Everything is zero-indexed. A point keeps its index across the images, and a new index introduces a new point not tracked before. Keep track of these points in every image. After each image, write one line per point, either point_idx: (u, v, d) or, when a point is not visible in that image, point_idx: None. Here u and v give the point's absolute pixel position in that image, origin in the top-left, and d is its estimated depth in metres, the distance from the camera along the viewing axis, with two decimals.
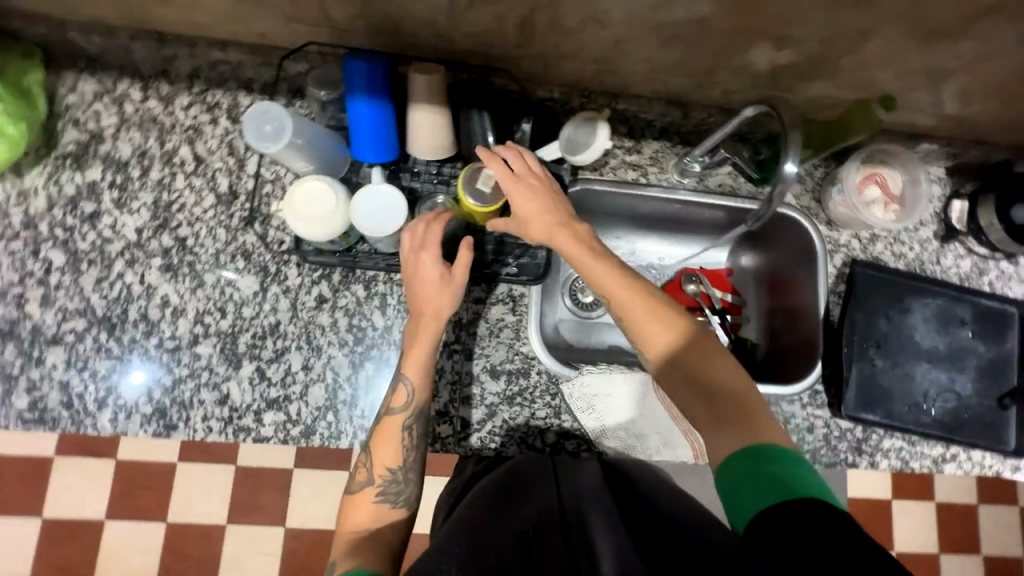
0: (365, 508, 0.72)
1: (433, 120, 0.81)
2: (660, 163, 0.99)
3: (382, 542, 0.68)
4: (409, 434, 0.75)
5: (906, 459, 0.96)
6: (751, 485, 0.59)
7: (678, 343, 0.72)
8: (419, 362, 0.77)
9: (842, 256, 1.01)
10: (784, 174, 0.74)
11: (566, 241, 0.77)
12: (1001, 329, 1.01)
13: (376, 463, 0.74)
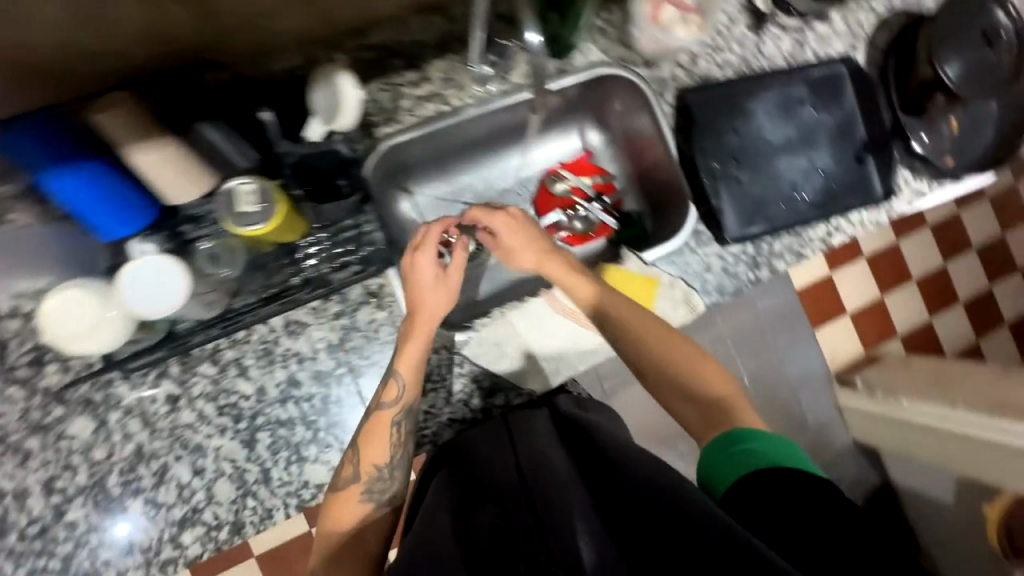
0: (351, 506, 0.71)
1: (160, 156, 0.64)
2: (455, 80, 0.88)
3: (359, 553, 0.68)
4: (399, 431, 0.73)
5: (798, 251, 1.00)
6: (731, 460, 0.61)
7: (662, 338, 0.78)
8: (412, 361, 0.74)
9: (671, 91, 0.97)
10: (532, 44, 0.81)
11: (555, 268, 0.81)
12: (839, 90, 1.01)
13: (363, 459, 0.72)
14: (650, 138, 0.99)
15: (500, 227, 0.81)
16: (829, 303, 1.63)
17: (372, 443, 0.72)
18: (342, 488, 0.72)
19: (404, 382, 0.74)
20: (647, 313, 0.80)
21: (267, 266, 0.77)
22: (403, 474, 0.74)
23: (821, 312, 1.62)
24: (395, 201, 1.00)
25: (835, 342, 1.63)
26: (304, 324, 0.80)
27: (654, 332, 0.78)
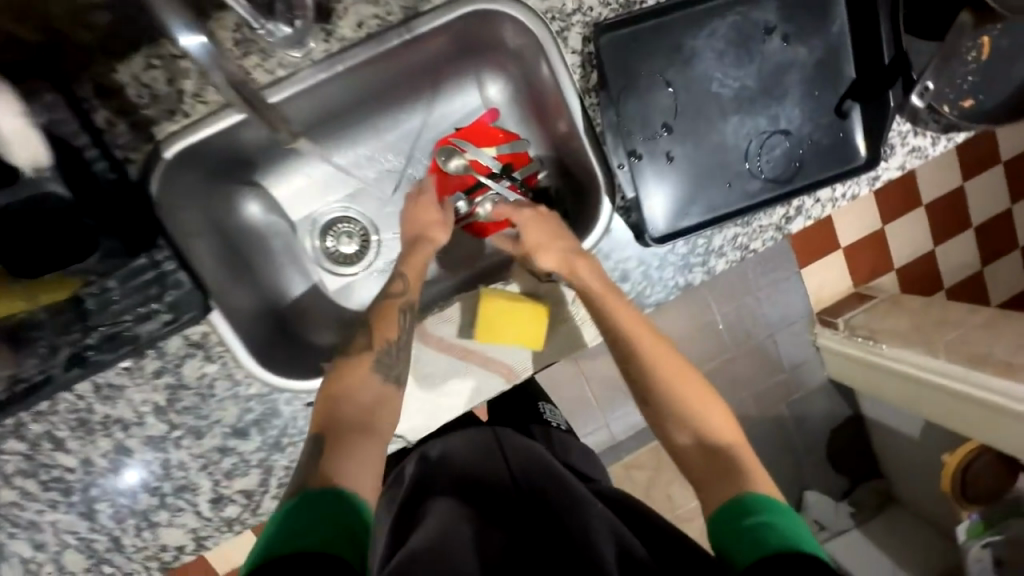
0: (360, 380, 0.66)
1: None
2: (255, 45, 0.62)
3: (342, 413, 0.63)
4: (392, 350, 0.68)
5: (746, 244, 0.79)
6: (739, 535, 0.54)
7: (666, 366, 0.70)
8: (419, 262, 0.73)
9: (579, 30, 0.69)
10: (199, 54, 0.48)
11: (574, 263, 0.70)
12: (823, 7, 0.72)
13: (376, 331, 0.69)
14: (553, 98, 0.74)
15: (532, 227, 0.73)
16: (821, 238, 1.33)
17: (354, 375, 0.66)
18: (349, 362, 0.68)
19: (408, 279, 0.72)
20: (662, 338, 0.72)
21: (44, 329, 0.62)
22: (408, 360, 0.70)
23: (812, 250, 1.32)
24: (239, 199, 0.76)
25: (821, 282, 1.35)
26: (120, 387, 0.67)
27: (660, 359, 0.71)
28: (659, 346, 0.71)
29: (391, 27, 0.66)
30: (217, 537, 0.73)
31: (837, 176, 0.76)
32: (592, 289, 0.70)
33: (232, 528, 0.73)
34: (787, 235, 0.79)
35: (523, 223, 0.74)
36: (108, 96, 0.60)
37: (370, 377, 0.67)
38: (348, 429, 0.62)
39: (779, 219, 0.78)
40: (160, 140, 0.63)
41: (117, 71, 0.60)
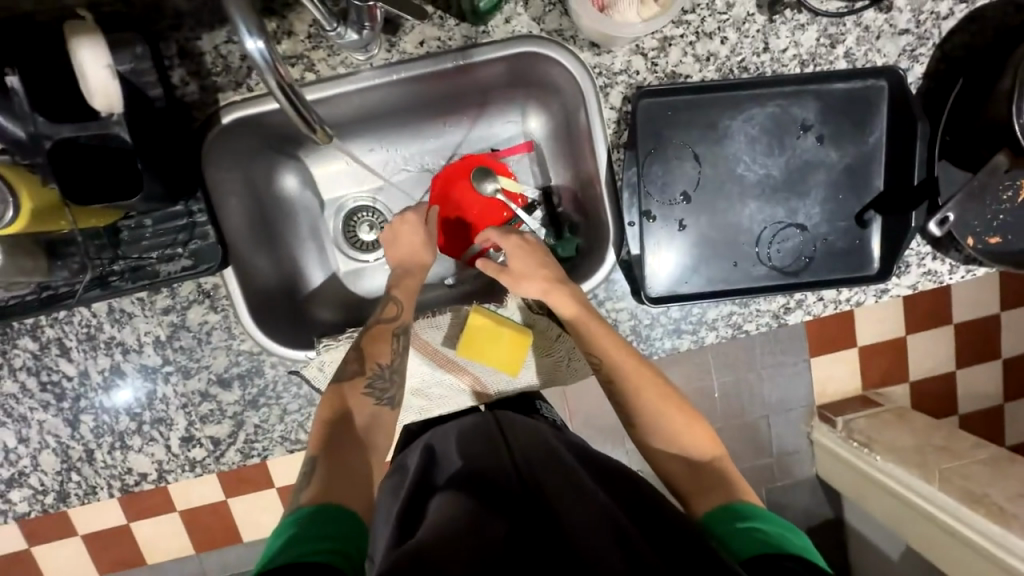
0: (356, 399, 0.69)
1: None
2: (325, 42, 0.68)
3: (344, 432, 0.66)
4: (402, 340, 0.73)
5: (740, 324, 0.79)
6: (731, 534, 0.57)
7: (648, 390, 0.70)
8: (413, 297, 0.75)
9: (621, 90, 0.72)
10: (256, 55, 0.47)
11: (558, 297, 0.71)
12: (865, 116, 0.73)
13: (367, 356, 0.71)
14: (586, 145, 0.77)
15: (522, 257, 0.75)
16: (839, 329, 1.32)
17: (350, 397, 0.68)
18: (348, 377, 0.70)
19: (402, 305, 0.74)
20: (642, 360, 0.72)
21: (81, 247, 0.68)
22: (400, 384, 0.73)
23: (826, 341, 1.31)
24: (278, 171, 0.82)
25: (830, 374, 1.32)
26: (129, 314, 0.73)
27: (641, 389, 0.70)
28: (643, 371, 0.71)
29: (450, 51, 0.71)
30: (178, 474, 0.77)
31: (842, 280, 0.77)
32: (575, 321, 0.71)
33: (194, 469, 0.78)
34: (783, 325, 0.80)
35: (510, 252, 0.76)
36: (185, 59, 0.67)
37: (367, 399, 0.69)
38: (342, 454, 0.64)
39: (779, 307, 0.79)
40: (222, 106, 0.69)
41: (201, 40, 0.66)
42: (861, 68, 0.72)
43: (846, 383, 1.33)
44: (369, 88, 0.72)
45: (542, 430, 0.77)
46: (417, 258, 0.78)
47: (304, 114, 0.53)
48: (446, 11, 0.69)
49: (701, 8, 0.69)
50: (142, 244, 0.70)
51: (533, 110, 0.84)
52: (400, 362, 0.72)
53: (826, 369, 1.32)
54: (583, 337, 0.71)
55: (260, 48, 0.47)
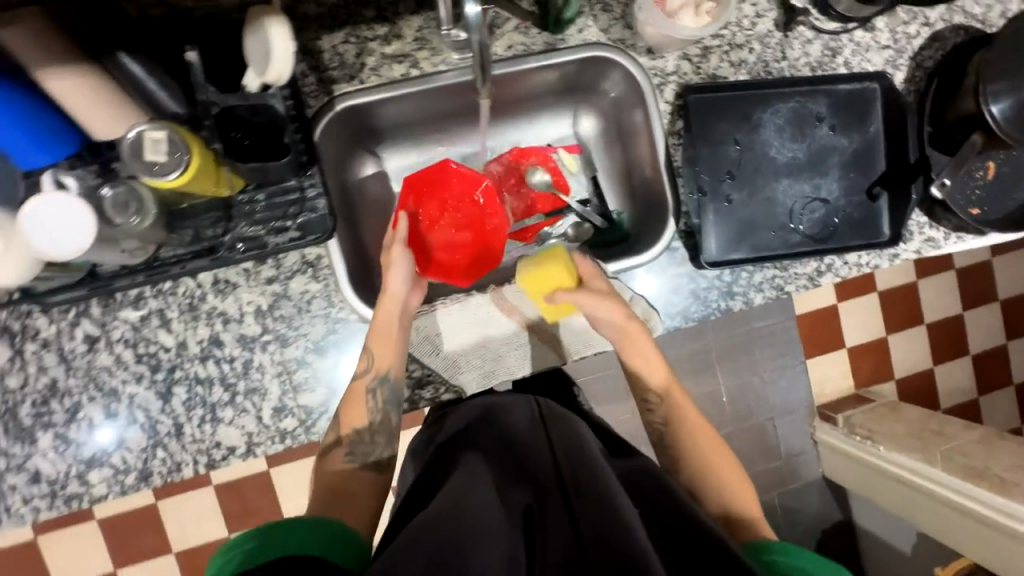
0: (335, 469, 0.72)
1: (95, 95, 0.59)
2: (428, 43, 0.80)
3: (335, 495, 0.69)
4: (375, 396, 0.75)
5: (782, 286, 0.91)
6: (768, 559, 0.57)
7: (697, 439, 0.79)
8: (387, 346, 0.75)
9: (672, 87, 0.87)
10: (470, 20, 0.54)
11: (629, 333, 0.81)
12: (865, 111, 0.90)
13: (344, 418, 0.75)
14: (643, 134, 0.90)
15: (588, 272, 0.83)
16: (827, 335, 1.61)
17: (329, 466, 0.72)
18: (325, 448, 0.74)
19: (374, 358, 0.75)
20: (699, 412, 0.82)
21: (197, 219, 0.73)
22: (385, 441, 0.75)
23: (819, 343, 1.61)
24: (360, 164, 0.91)
25: (822, 374, 1.61)
26: (233, 284, 0.77)
27: (694, 433, 0.80)
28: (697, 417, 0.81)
29: (532, 54, 0.84)
30: (267, 446, 0.78)
31: (862, 244, 0.90)
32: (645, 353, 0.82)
33: (283, 441, 0.79)
34: (817, 286, 0.92)
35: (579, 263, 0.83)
36: (307, 56, 0.77)
37: (348, 467, 0.72)
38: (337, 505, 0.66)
39: (812, 271, 0.92)
40: (336, 96, 0.78)
41: (322, 40, 0.77)
42: (858, 72, 0.90)
43: (837, 377, 1.62)
44: (455, 86, 0.83)
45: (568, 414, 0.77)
46: (386, 290, 0.77)
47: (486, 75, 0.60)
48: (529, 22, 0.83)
49: (732, 25, 0.86)
50: (254, 217, 0.74)
51: (587, 111, 0.97)
52: (380, 422, 0.75)
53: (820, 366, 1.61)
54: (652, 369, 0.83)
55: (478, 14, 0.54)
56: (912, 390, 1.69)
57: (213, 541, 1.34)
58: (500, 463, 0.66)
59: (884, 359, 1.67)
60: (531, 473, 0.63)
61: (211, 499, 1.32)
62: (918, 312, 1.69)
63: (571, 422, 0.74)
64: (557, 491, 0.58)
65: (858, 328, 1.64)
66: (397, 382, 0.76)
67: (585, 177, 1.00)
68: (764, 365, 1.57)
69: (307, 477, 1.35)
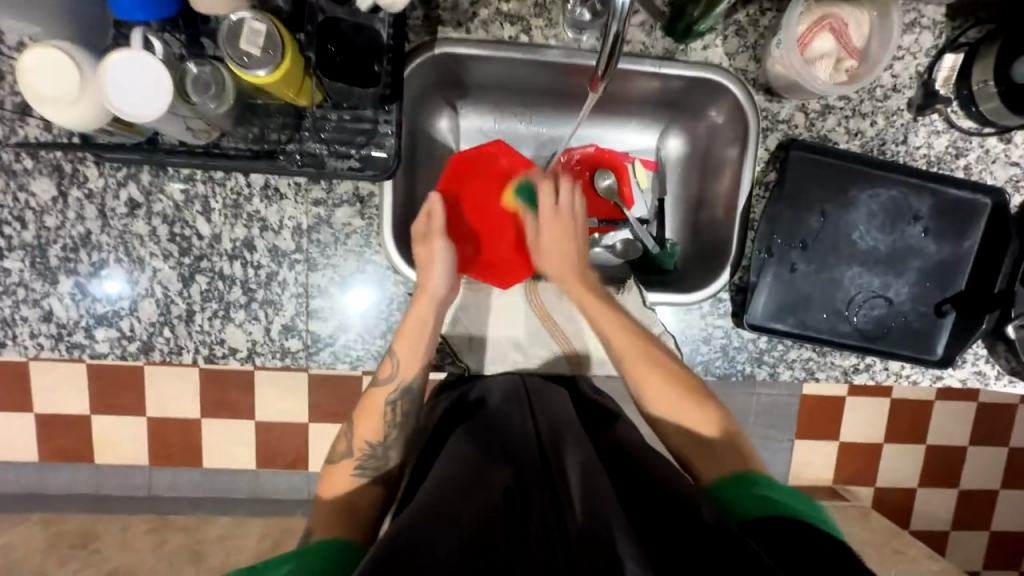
0: (343, 479, 0.71)
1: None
2: (547, 13, 0.76)
3: (344, 511, 0.66)
4: (392, 408, 0.74)
5: (812, 370, 0.87)
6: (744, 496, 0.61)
7: (676, 403, 0.73)
8: (417, 345, 0.75)
9: (778, 136, 0.81)
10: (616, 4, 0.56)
11: (574, 286, 0.79)
12: (967, 223, 0.84)
13: (358, 435, 0.73)
14: (728, 174, 0.85)
15: (552, 230, 0.80)
16: (826, 424, 1.58)
17: (338, 476, 0.71)
18: (335, 463, 0.73)
19: (400, 363, 0.74)
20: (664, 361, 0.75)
21: (267, 120, 0.71)
22: (398, 454, 0.73)
23: (814, 430, 1.57)
24: (435, 113, 0.86)
25: (806, 459, 1.59)
26: (281, 194, 0.75)
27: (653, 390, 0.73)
28: (663, 366, 0.74)
29: (648, 56, 0.79)
30: (267, 359, 0.78)
31: (910, 356, 0.85)
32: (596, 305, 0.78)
33: (283, 359, 0.79)
34: (848, 382, 0.88)
35: (541, 220, 0.80)
36: None
37: (357, 479, 0.71)
38: (339, 517, 0.65)
39: (849, 366, 0.88)
40: (438, 38, 0.75)
41: None
42: (975, 181, 0.83)
43: (820, 467, 1.60)
44: (557, 65, 0.78)
45: (561, 392, 0.78)
46: (426, 286, 0.75)
47: (609, 65, 0.62)
48: (656, 22, 0.78)
49: (863, 90, 0.80)
50: (320, 135, 0.72)
51: (679, 130, 0.92)
52: (394, 437, 0.73)
53: (808, 451, 1.59)
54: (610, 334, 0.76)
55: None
56: (889, 504, 1.66)
57: (185, 420, 1.38)
58: (482, 435, 0.64)
59: (873, 465, 1.63)
60: (512, 450, 0.61)
61: (194, 383, 1.36)
62: (925, 432, 1.63)
63: (556, 398, 0.74)
64: (542, 475, 0.56)
65: (859, 428, 1.60)
66: (419, 391, 0.76)
67: (652, 197, 0.94)
68: (752, 433, 1.55)
69: (287, 391, 1.38)
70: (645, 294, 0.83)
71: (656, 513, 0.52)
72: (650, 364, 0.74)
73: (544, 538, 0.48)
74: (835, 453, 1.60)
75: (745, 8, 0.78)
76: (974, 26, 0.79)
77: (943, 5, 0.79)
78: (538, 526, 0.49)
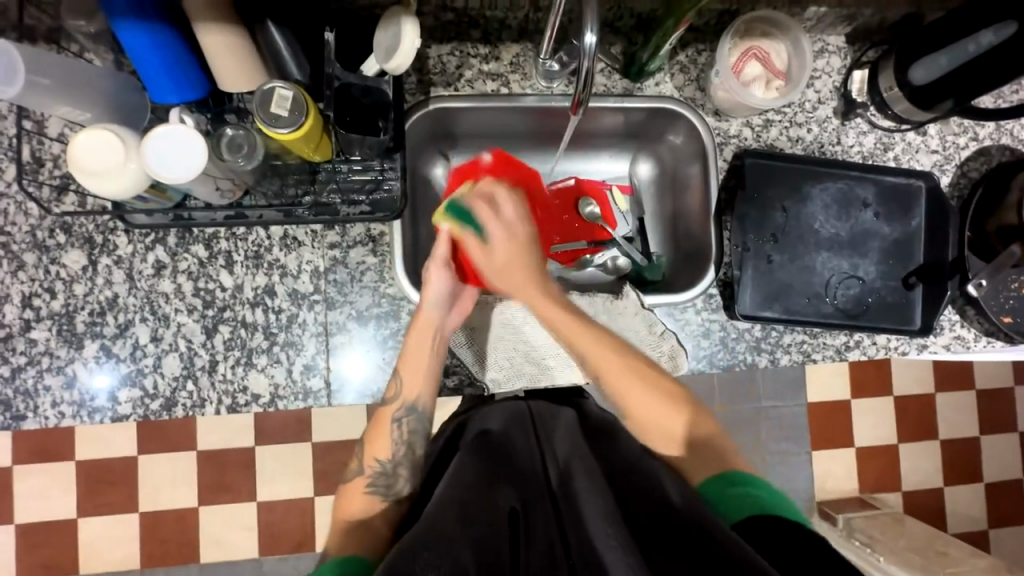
0: (358, 498, 0.72)
1: (227, 42, 0.68)
2: (522, 69, 0.89)
3: (361, 530, 0.67)
4: (399, 428, 0.77)
5: (809, 352, 0.93)
6: (721, 501, 0.64)
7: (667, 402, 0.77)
8: (415, 366, 0.78)
9: (732, 148, 0.94)
10: (586, 49, 0.64)
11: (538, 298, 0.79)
12: (910, 205, 0.95)
13: (368, 454, 0.77)
14: (697, 186, 0.96)
15: (507, 246, 0.80)
16: (837, 430, 1.59)
17: (354, 496, 0.73)
18: (350, 486, 0.75)
19: (403, 382, 0.78)
20: (655, 374, 0.78)
21: (284, 176, 0.79)
22: (407, 474, 0.75)
23: (827, 435, 1.58)
24: (431, 163, 0.97)
25: (827, 465, 1.58)
26: (299, 242, 0.82)
27: (639, 396, 0.76)
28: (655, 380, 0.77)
29: (611, 94, 0.92)
30: (290, 401, 0.80)
31: (893, 328, 0.92)
32: (569, 322, 0.77)
33: (306, 399, 0.81)
34: (843, 360, 0.93)
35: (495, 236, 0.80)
36: (415, 59, 0.86)
37: (369, 497, 0.72)
38: (351, 536, 0.65)
39: (841, 343, 0.93)
40: (431, 97, 0.87)
41: (430, 48, 0.86)
42: (906, 169, 0.96)
43: (841, 471, 1.59)
44: (535, 109, 0.91)
45: (560, 406, 0.83)
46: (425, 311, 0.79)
47: (585, 96, 0.70)
48: (613, 69, 0.93)
49: (795, 105, 0.94)
50: (331, 186, 0.81)
51: (646, 156, 1.04)
52: (403, 454, 0.76)
53: (827, 459, 1.58)
54: (586, 350, 0.77)
55: (595, 42, 0.63)
56: (919, 500, 1.63)
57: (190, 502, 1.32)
58: (486, 448, 0.71)
59: (894, 462, 1.62)
60: (519, 471, 0.69)
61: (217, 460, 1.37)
62: (933, 420, 1.65)
63: (556, 418, 0.80)
64: (545, 503, 0.66)
65: (869, 427, 1.61)
66: (424, 411, 0.78)
67: (632, 217, 1.05)
68: (768, 444, 1.55)
69: None
70: (642, 298, 0.89)
71: (650, 517, 0.58)
72: (636, 377, 0.77)
73: (548, 558, 0.58)
74: (854, 455, 1.60)
75: (684, 50, 0.93)
76: (870, 48, 0.96)
77: (843, 34, 0.95)
78: (542, 545, 0.59)
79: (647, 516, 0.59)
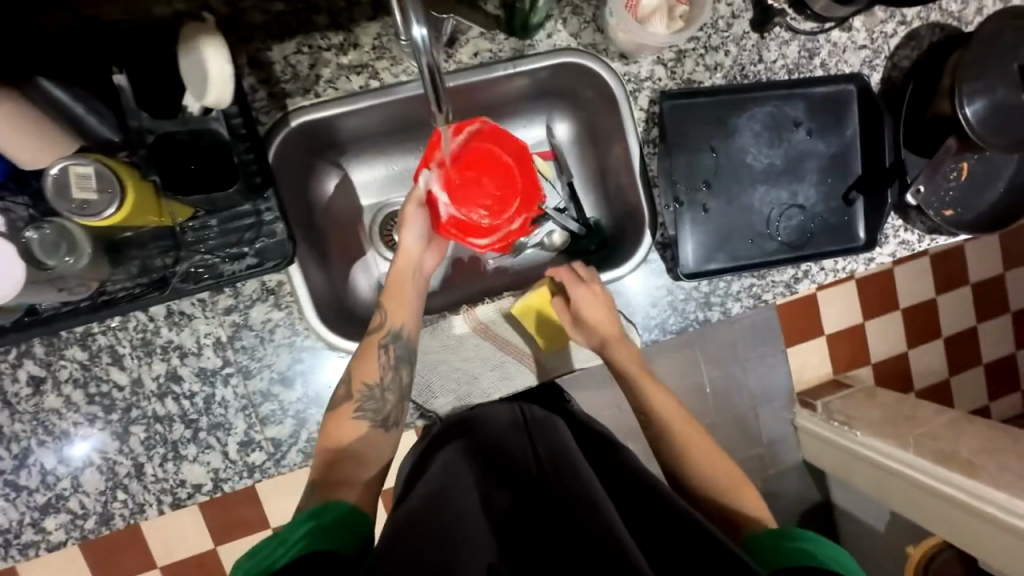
0: (345, 425, 0.69)
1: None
2: (388, 52, 0.74)
3: (358, 469, 0.66)
4: (388, 351, 0.72)
5: (759, 295, 0.90)
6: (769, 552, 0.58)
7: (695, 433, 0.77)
8: (405, 306, 0.75)
9: (647, 93, 0.84)
10: (417, 43, 0.52)
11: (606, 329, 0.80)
12: (842, 114, 0.88)
13: (353, 377, 0.70)
14: (617, 143, 0.87)
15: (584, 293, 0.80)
16: (806, 322, 1.63)
17: (342, 422, 0.69)
18: (335, 407, 0.70)
19: (388, 311, 0.73)
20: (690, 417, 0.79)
21: (145, 249, 0.68)
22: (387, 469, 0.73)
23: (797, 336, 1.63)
24: (320, 179, 0.84)
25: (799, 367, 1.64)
26: (188, 316, 0.72)
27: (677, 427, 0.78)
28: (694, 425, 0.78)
29: (500, 60, 0.80)
30: (235, 482, 0.75)
31: (839, 251, 0.89)
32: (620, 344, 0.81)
33: (252, 475, 0.75)
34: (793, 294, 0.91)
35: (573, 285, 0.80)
36: (256, 69, 0.71)
37: (358, 423, 0.69)
38: (340, 477, 0.64)
39: (789, 278, 0.91)
40: (290, 112, 0.73)
41: (271, 50, 0.71)
42: (834, 75, 0.88)
43: (813, 369, 1.66)
44: (417, 98, 0.78)
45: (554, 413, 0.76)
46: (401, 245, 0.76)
47: (439, 99, 0.57)
48: (495, 29, 0.79)
49: (708, 27, 0.83)
50: (206, 244, 0.69)
51: (562, 113, 0.92)
52: (391, 379, 0.71)
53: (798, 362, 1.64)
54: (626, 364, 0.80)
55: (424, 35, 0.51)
56: (886, 377, 1.74)
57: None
58: (475, 454, 0.67)
59: (860, 348, 1.70)
60: (511, 473, 0.63)
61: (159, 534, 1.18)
62: (893, 301, 1.71)
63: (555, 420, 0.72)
64: (540, 492, 0.58)
65: (834, 322, 1.66)
66: (410, 339, 0.74)
67: (561, 184, 0.94)
68: None
69: None
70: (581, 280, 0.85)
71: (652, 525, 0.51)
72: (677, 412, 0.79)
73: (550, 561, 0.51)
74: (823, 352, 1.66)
75: None
76: None
77: None
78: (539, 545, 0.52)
79: (649, 526, 0.52)
